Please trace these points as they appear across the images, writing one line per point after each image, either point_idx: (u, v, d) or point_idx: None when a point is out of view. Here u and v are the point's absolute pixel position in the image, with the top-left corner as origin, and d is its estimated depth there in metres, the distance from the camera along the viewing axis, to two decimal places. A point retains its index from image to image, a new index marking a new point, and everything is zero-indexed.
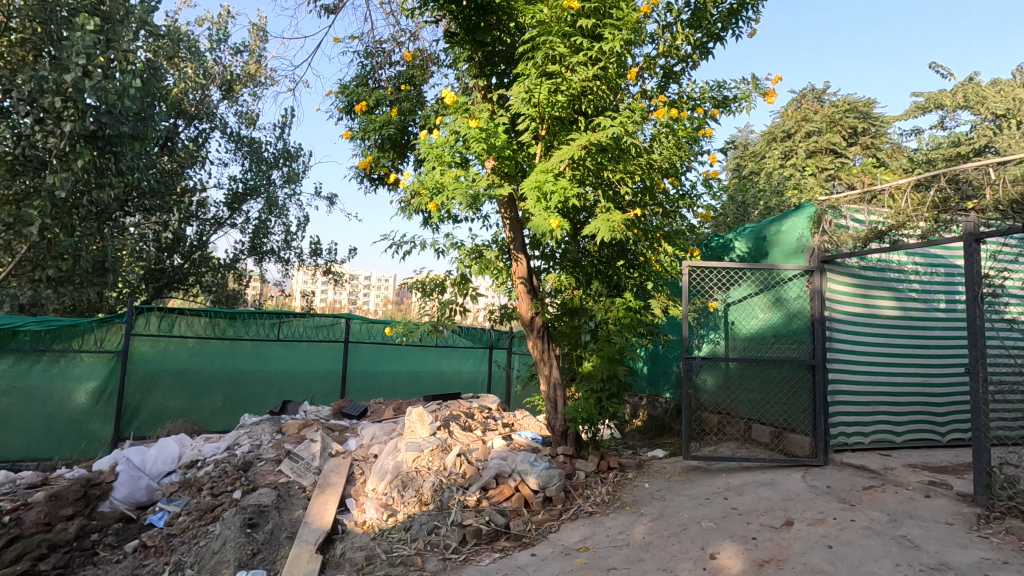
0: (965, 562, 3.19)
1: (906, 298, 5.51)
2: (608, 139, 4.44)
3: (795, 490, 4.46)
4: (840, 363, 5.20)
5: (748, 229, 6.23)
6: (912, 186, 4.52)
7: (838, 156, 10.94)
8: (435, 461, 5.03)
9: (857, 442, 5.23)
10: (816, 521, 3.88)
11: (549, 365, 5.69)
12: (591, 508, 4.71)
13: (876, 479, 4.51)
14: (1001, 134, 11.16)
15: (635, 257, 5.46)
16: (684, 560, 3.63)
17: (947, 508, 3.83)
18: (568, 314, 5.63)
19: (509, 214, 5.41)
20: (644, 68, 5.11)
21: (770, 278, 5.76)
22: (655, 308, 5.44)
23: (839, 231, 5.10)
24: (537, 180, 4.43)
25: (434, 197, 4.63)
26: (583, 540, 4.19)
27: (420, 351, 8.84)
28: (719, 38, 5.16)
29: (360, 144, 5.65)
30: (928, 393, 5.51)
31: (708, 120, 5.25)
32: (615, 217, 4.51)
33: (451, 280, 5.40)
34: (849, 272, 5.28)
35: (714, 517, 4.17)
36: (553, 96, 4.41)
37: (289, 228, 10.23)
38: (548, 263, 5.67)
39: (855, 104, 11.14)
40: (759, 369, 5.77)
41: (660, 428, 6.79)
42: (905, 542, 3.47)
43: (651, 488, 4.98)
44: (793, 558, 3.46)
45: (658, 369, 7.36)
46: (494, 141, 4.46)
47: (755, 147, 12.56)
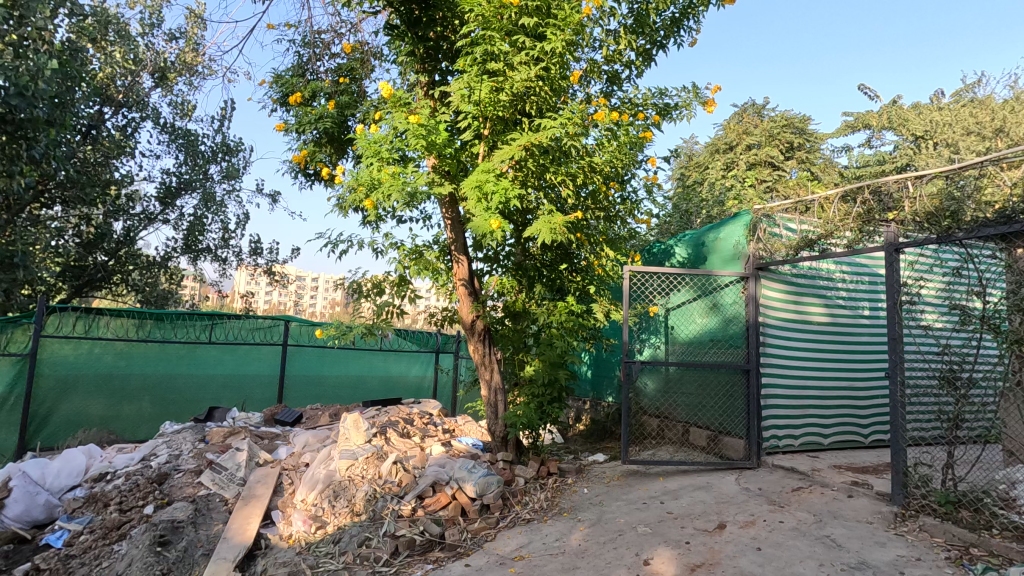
0: (883, 560, 3.29)
1: (834, 305, 5.73)
2: (550, 140, 4.40)
3: (729, 493, 4.54)
4: (772, 367, 5.37)
5: (688, 236, 6.35)
6: (839, 198, 4.64)
7: (776, 169, 11.36)
8: (370, 470, 4.83)
9: (788, 444, 5.40)
10: (747, 524, 3.94)
11: (491, 369, 5.58)
12: (529, 515, 4.64)
13: (804, 480, 4.65)
14: (920, 154, 11.93)
15: (577, 262, 5.47)
16: (618, 567, 3.60)
17: (868, 508, 3.97)
18: (511, 317, 5.55)
19: (451, 215, 5.28)
20: (587, 73, 5.11)
21: (706, 284, 5.88)
22: (597, 313, 5.44)
23: (773, 239, 5.27)
24: (478, 180, 4.34)
25: (371, 194, 4.46)
26: (518, 548, 4.10)
27: (364, 356, 8.55)
28: (662, 45, 5.22)
29: (295, 137, 5.37)
30: (853, 396, 5.75)
31: (651, 126, 5.31)
32: (557, 219, 4.49)
33: (390, 281, 5.21)
34: (781, 278, 5.46)
35: (650, 521, 4.17)
36: (495, 94, 4.34)
37: (226, 226, 9.70)
38: (490, 265, 5.55)
39: (792, 120, 11.61)
40: (696, 373, 5.86)
41: (601, 433, 6.82)
42: (828, 542, 3.56)
43: (590, 493, 4.96)
44: (724, 561, 3.47)
45: (601, 373, 7.39)
46: (435, 138, 4.35)
47: (699, 158, 12.90)
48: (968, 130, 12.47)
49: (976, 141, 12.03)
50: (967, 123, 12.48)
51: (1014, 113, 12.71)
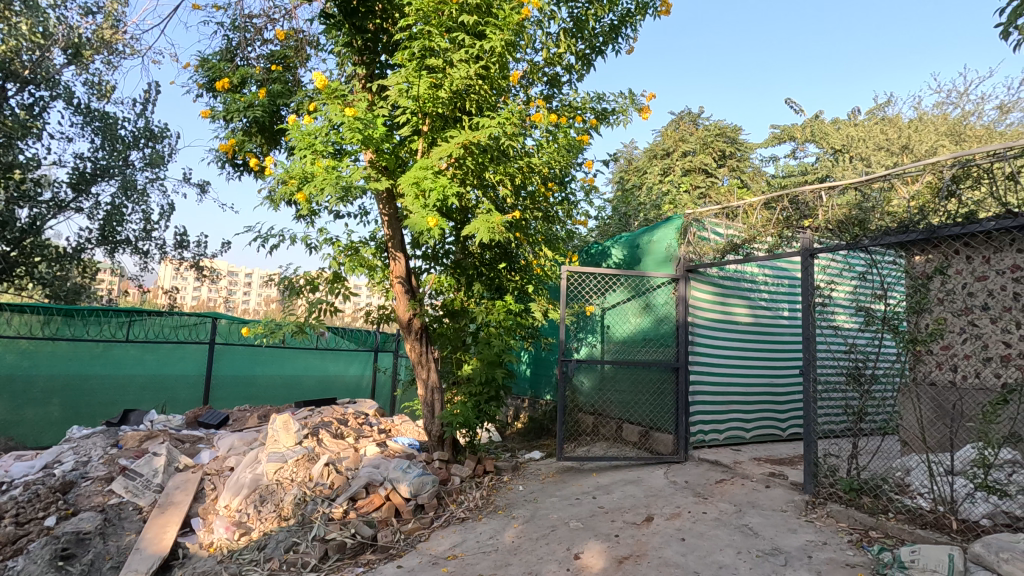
0: (794, 545, 3.52)
1: (757, 306, 6.06)
2: (488, 139, 4.40)
3: (657, 486, 4.71)
4: (699, 365, 5.62)
5: (624, 238, 6.54)
6: (762, 205, 4.90)
7: (709, 176, 11.85)
8: (300, 473, 4.68)
9: (713, 438, 5.66)
10: (673, 515, 4.11)
11: (427, 368, 5.53)
12: (463, 513, 4.63)
13: (726, 473, 4.89)
14: (838, 166, 12.78)
15: (516, 261, 5.51)
16: (550, 562, 3.65)
17: (783, 497, 4.23)
18: (450, 316, 5.53)
19: (389, 211, 5.19)
20: (527, 74, 5.17)
21: (640, 285, 6.07)
22: (535, 312, 5.49)
23: (702, 243, 5.52)
24: (416, 176, 4.31)
25: (303, 187, 4.31)
26: (452, 548, 4.07)
27: (299, 355, 8.26)
28: (600, 51, 5.35)
29: (223, 125, 5.10)
30: (773, 392, 6.10)
31: (589, 130, 5.43)
32: (496, 219, 4.51)
33: (324, 278, 5.06)
34: (708, 280, 5.73)
35: (582, 516, 4.27)
36: (433, 91, 4.32)
37: (148, 217, 9.09)
38: (429, 263, 5.49)
39: (725, 129, 12.05)
40: (629, 371, 6.04)
41: (539, 431, 6.90)
42: (746, 531, 3.76)
43: (525, 490, 5.01)
44: (650, 553, 3.60)
45: (539, 372, 7.48)
46: (372, 132, 4.27)
47: (638, 162, 13.25)
48: (879, 146, 13.51)
49: (885, 156, 13.04)
50: (878, 139, 13.50)
51: (918, 132, 13.88)
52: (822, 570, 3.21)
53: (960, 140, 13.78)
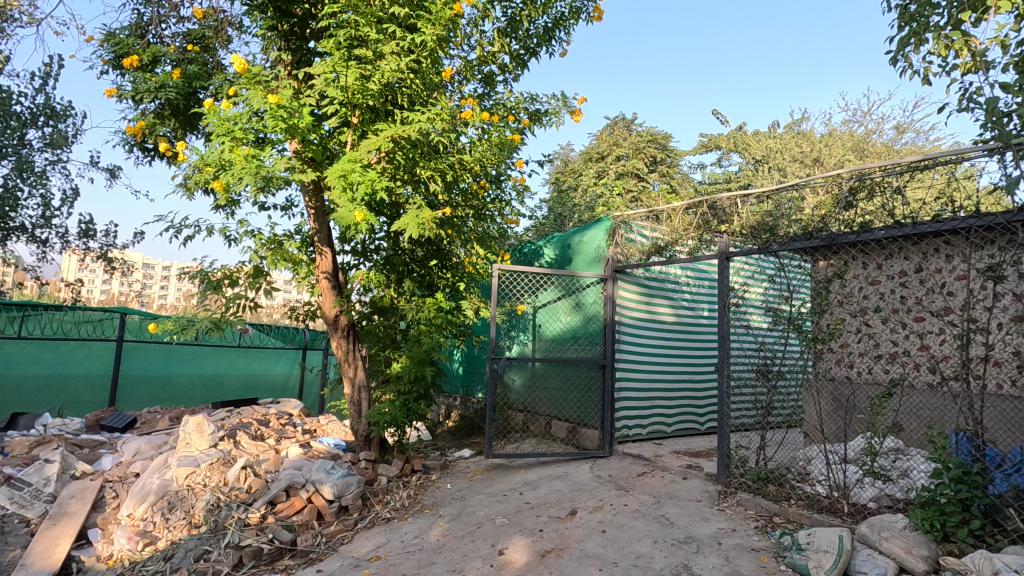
0: (706, 533, 3.71)
1: (679, 306, 6.34)
2: (418, 134, 4.35)
3: (582, 481, 4.83)
4: (624, 363, 5.81)
5: (556, 238, 6.65)
6: (683, 210, 5.14)
7: (641, 180, 12.27)
8: (214, 477, 4.44)
9: (637, 433, 5.88)
10: (596, 508, 4.22)
11: (354, 366, 5.39)
12: (389, 514, 4.54)
13: (647, 466, 5.09)
14: (758, 176, 13.58)
15: (448, 259, 5.51)
16: (474, 559, 3.66)
17: (697, 488, 4.44)
18: (379, 313, 5.43)
19: (315, 204, 5.02)
20: (460, 71, 5.14)
21: (570, 284, 6.19)
22: (466, 310, 5.47)
23: (629, 244, 5.72)
24: (344, 169, 4.21)
25: (220, 175, 4.09)
26: (375, 549, 3.99)
27: (220, 353, 7.84)
28: (534, 53, 5.41)
29: (131, 106, 4.73)
30: (693, 389, 6.41)
31: (522, 131, 5.48)
32: (426, 215, 4.48)
33: (244, 272, 4.80)
34: (635, 281, 5.93)
35: (508, 512, 4.31)
36: (363, 82, 4.20)
37: (47, 202, 8.30)
38: (357, 259, 5.36)
39: (656, 136, 12.52)
40: (558, 369, 6.15)
41: (469, 429, 6.89)
42: (663, 521, 3.93)
43: (452, 488, 5.00)
44: (572, 545, 3.68)
45: (471, 370, 7.47)
46: (297, 122, 4.11)
47: (574, 164, 13.51)
48: (794, 159, 14.48)
49: (799, 169, 14.01)
50: (794, 152, 14.48)
51: (828, 147, 15.01)
52: (730, 555, 3.40)
53: (864, 155, 15.02)
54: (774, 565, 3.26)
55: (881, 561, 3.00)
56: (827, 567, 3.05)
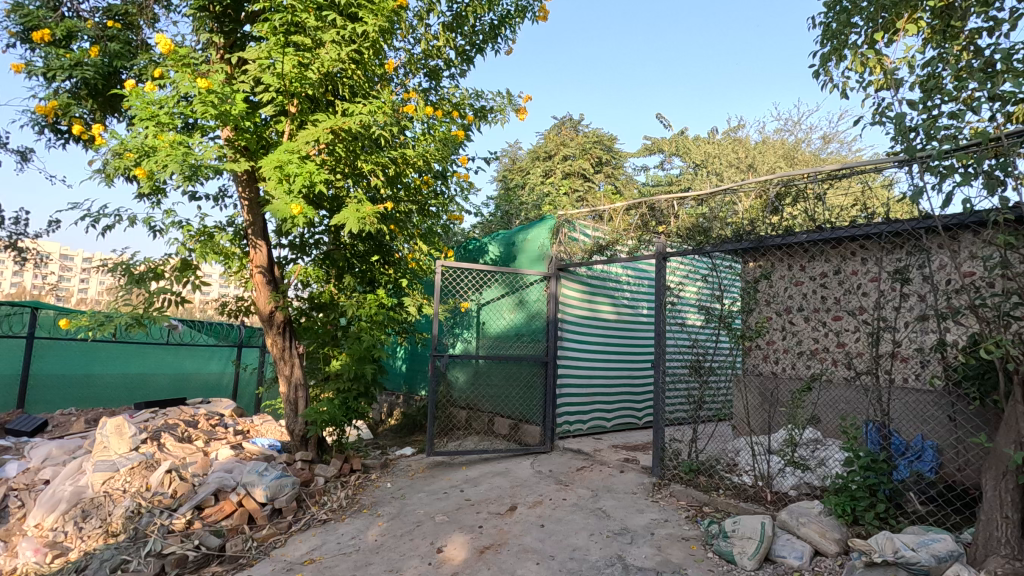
0: (640, 524, 3.83)
1: (620, 305, 6.51)
2: (359, 126, 4.26)
3: (523, 476, 4.88)
4: (566, 359, 5.91)
5: (501, 235, 6.66)
6: (624, 210, 5.28)
7: (587, 181, 12.50)
8: (135, 482, 4.21)
9: (577, 428, 5.99)
10: (535, 503, 4.28)
11: (291, 364, 5.21)
12: (325, 515, 4.42)
13: (586, 460, 5.20)
14: (698, 179, 14.12)
15: (390, 254, 5.42)
16: (412, 558, 3.62)
17: (633, 480, 4.58)
18: (318, 309, 5.29)
19: (249, 195, 4.83)
20: (404, 64, 5.08)
21: (514, 282, 6.23)
22: (409, 307, 5.39)
23: (572, 243, 5.82)
24: (280, 160, 4.07)
25: (143, 162, 3.85)
26: (310, 551, 3.88)
27: (145, 351, 7.40)
28: (480, 49, 5.39)
29: (42, 84, 4.37)
30: (632, 385, 6.60)
31: (467, 127, 5.45)
32: (366, 209, 4.40)
33: (170, 266, 4.55)
34: (577, 279, 6.03)
35: (448, 510, 4.30)
36: (302, 70, 4.07)
37: None
38: (295, 253, 5.20)
39: (602, 138, 12.77)
40: (501, 366, 6.17)
41: (411, 426, 6.81)
42: (600, 513, 4.03)
43: (392, 487, 4.92)
44: (510, 541, 3.71)
45: (414, 368, 7.39)
46: (230, 108, 3.93)
47: (522, 163, 13.58)
48: (730, 164, 15.16)
49: (736, 173, 14.65)
50: (730, 158, 15.14)
51: (762, 154, 15.79)
52: (661, 545, 3.53)
53: (793, 162, 15.90)
54: (702, 553, 3.41)
55: (798, 545, 3.21)
56: (750, 553, 3.21)
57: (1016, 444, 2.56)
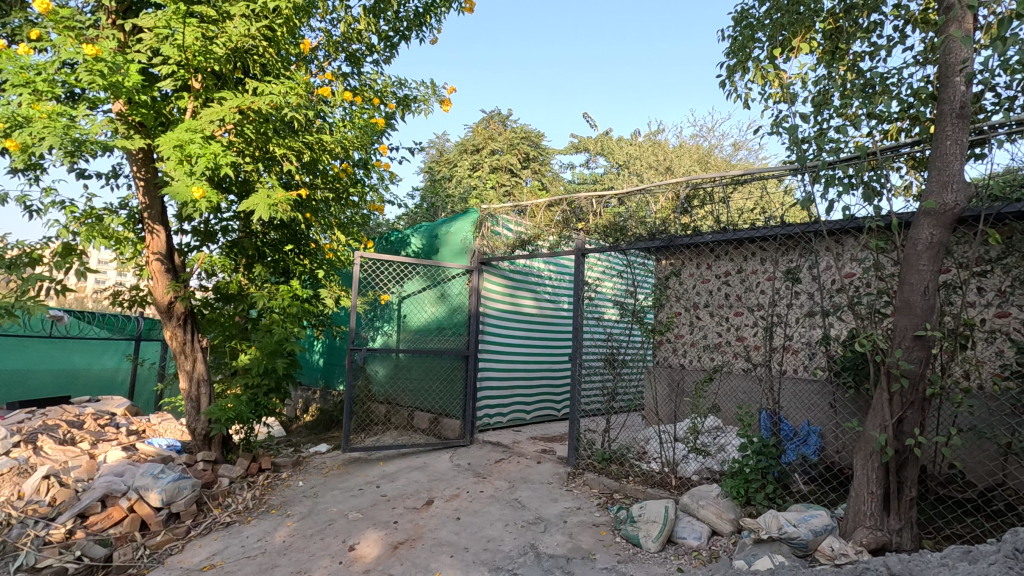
0: (553, 513, 3.93)
1: (541, 299, 6.62)
2: (270, 107, 4.03)
3: (441, 470, 4.86)
4: (487, 353, 5.93)
5: (423, 227, 6.56)
6: (545, 206, 5.40)
7: (514, 176, 12.58)
8: (4, 489, 3.83)
9: (497, 421, 6.05)
10: (452, 497, 4.27)
11: (192, 359, 4.88)
12: (229, 518, 4.19)
13: (505, 452, 5.27)
14: (621, 179, 14.59)
15: (305, 244, 5.19)
16: (322, 558, 3.51)
17: (549, 471, 4.70)
18: (223, 301, 4.98)
19: (145, 174, 4.46)
20: (323, 46, 4.88)
21: (436, 274, 6.16)
22: (325, 299, 5.20)
23: (494, 237, 5.83)
24: (180, 139, 3.78)
25: (15, 133, 3.44)
26: (210, 557, 3.66)
27: (26, 344, 6.64)
28: (404, 36, 5.27)
29: None
30: (552, 378, 6.75)
31: (389, 116, 5.31)
32: (278, 196, 4.19)
33: (50, 251, 4.12)
34: (500, 273, 6.06)
35: (363, 507, 4.20)
36: (206, 43, 3.78)
37: None
38: (199, 240, 4.86)
39: (529, 134, 12.90)
40: (422, 359, 6.10)
41: (328, 423, 6.59)
42: (515, 504, 4.10)
43: (304, 485, 4.74)
44: (425, 535, 3.69)
45: (332, 362, 7.15)
46: (122, 80, 3.58)
47: (450, 155, 13.45)
48: (651, 165, 15.79)
49: (655, 174, 15.29)
50: (651, 160, 15.78)
51: (680, 157, 16.60)
52: (573, 532, 3.64)
53: (707, 167, 16.83)
54: (611, 538, 3.55)
55: (697, 526, 3.43)
56: (653, 536, 3.39)
57: (880, 427, 2.86)
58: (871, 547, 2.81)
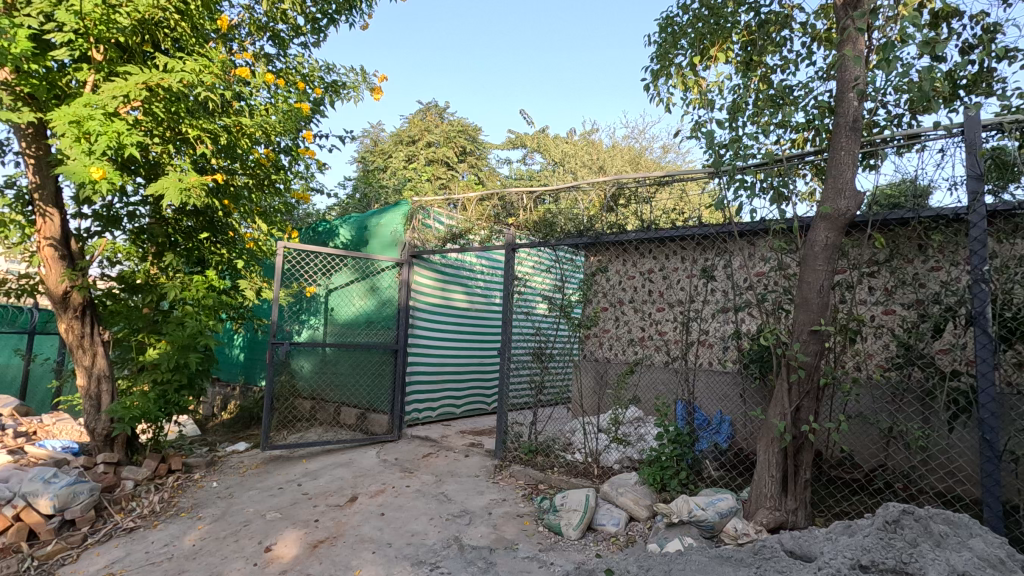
0: (479, 505, 3.96)
1: (473, 294, 6.62)
2: (180, 86, 3.79)
3: (367, 466, 4.77)
4: (417, 347, 5.88)
5: (352, 218, 6.38)
6: (477, 200, 5.33)
7: (450, 169, 12.47)
8: None
9: (426, 415, 6.02)
10: (377, 493, 4.21)
11: (91, 354, 4.53)
12: (133, 522, 3.92)
13: (433, 447, 5.24)
14: (556, 176, 14.77)
15: (223, 233, 4.91)
16: (235, 560, 3.36)
17: (477, 464, 4.72)
18: (128, 291, 4.62)
19: (35, 151, 4.10)
20: (244, 25, 4.66)
21: (365, 267, 6.02)
22: (245, 290, 4.98)
23: (425, 230, 5.74)
24: (77, 114, 3.48)
25: None
26: (109, 565, 3.42)
27: None
28: (333, 20, 5.10)
29: None
30: (482, 372, 6.79)
31: (316, 101, 5.12)
32: (190, 180, 3.94)
33: None
34: (430, 267, 6.00)
35: (282, 506, 4.05)
36: (108, 11, 3.53)
37: None
38: (101, 225, 4.49)
39: (466, 128, 12.84)
40: (349, 354, 5.95)
41: (247, 420, 6.30)
42: (441, 498, 4.09)
43: (219, 486, 4.51)
44: (347, 533, 3.61)
45: (252, 357, 6.83)
46: (8, 45, 3.23)
47: (384, 145, 13.14)
48: (585, 164, 16.09)
49: (590, 173, 15.59)
50: (586, 159, 16.10)
51: (613, 158, 17.05)
52: (497, 523, 3.68)
53: (639, 168, 17.37)
54: (534, 527, 3.63)
55: (615, 513, 3.56)
56: (575, 524, 3.48)
57: (781, 415, 3.08)
58: (770, 526, 3.02)
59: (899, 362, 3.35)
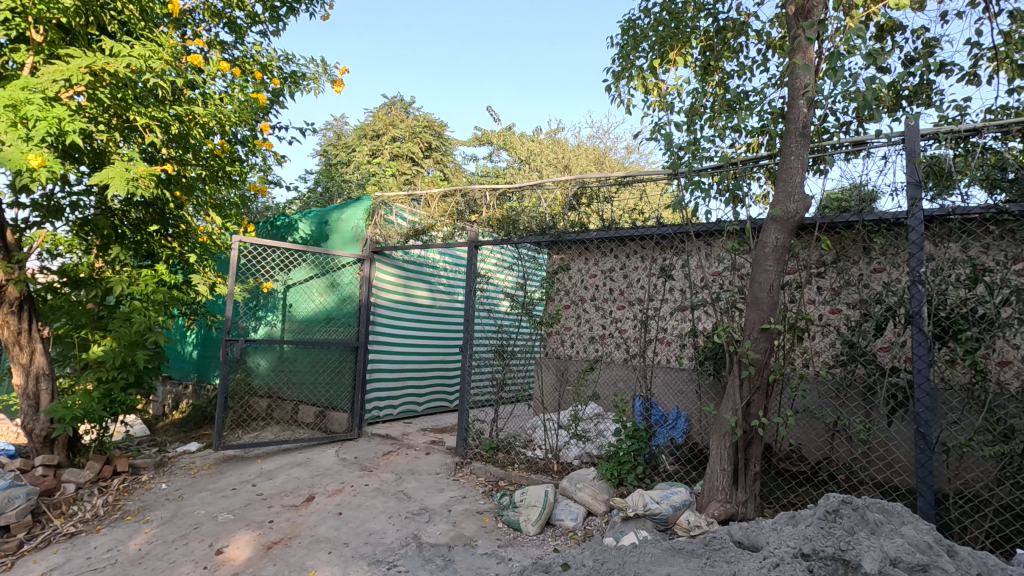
0: (439, 503, 3.95)
1: (435, 291, 6.58)
2: (128, 71, 3.63)
3: (325, 465, 4.69)
4: (378, 344, 5.80)
5: (312, 213, 6.25)
6: (440, 196, 5.26)
7: (414, 165, 12.34)
8: None
9: (387, 413, 5.96)
10: (335, 492, 4.14)
11: (29, 352, 4.30)
12: (74, 527, 3.75)
13: (393, 445, 5.19)
14: (522, 174, 14.82)
15: (175, 226, 4.75)
16: (184, 564, 3.26)
17: (437, 461, 4.71)
18: (70, 286, 4.39)
19: None
20: (198, 11, 4.50)
21: (325, 262, 5.90)
22: (198, 285, 4.83)
23: (387, 226, 5.69)
24: (13, 98, 3.29)
25: None
26: (47, 573, 3.26)
27: None
28: (292, 9, 4.98)
29: None
30: (444, 369, 6.77)
31: (275, 92, 4.99)
32: (139, 169, 3.80)
33: None
34: (393, 263, 5.94)
35: (235, 507, 3.94)
36: None
37: None
38: (41, 215, 4.27)
39: (432, 123, 12.73)
40: (308, 351, 5.83)
41: (200, 419, 6.10)
42: (400, 496, 4.06)
43: (168, 487, 4.35)
44: (303, 533, 3.55)
45: (207, 354, 6.62)
46: None
47: (348, 139, 12.91)
48: (551, 163, 16.18)
49: (556, 172, 15.70)
50: (551, 158, 16.21)
51: (579, 157, 17.21)
52: (456, 520, 3.68)
53: (604, 168, 17.57)
54: (493, 524, 3.64)
55: (573, 508, 3.61)
56: (533, 519, 3.51)
57: (732, 410, 3.19)
58: (721, 518, 3.12)
59: (843, 360, 3.51)
